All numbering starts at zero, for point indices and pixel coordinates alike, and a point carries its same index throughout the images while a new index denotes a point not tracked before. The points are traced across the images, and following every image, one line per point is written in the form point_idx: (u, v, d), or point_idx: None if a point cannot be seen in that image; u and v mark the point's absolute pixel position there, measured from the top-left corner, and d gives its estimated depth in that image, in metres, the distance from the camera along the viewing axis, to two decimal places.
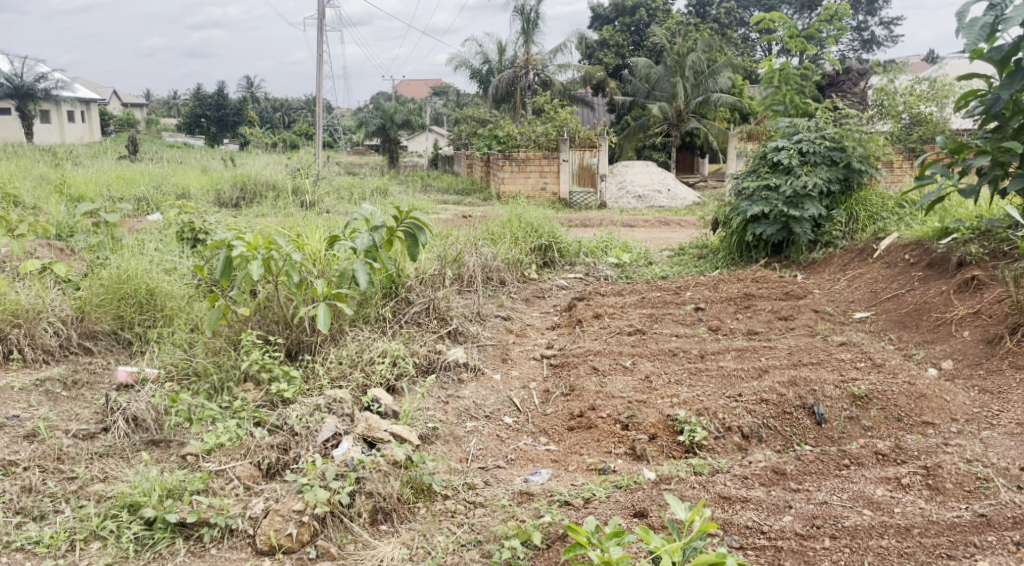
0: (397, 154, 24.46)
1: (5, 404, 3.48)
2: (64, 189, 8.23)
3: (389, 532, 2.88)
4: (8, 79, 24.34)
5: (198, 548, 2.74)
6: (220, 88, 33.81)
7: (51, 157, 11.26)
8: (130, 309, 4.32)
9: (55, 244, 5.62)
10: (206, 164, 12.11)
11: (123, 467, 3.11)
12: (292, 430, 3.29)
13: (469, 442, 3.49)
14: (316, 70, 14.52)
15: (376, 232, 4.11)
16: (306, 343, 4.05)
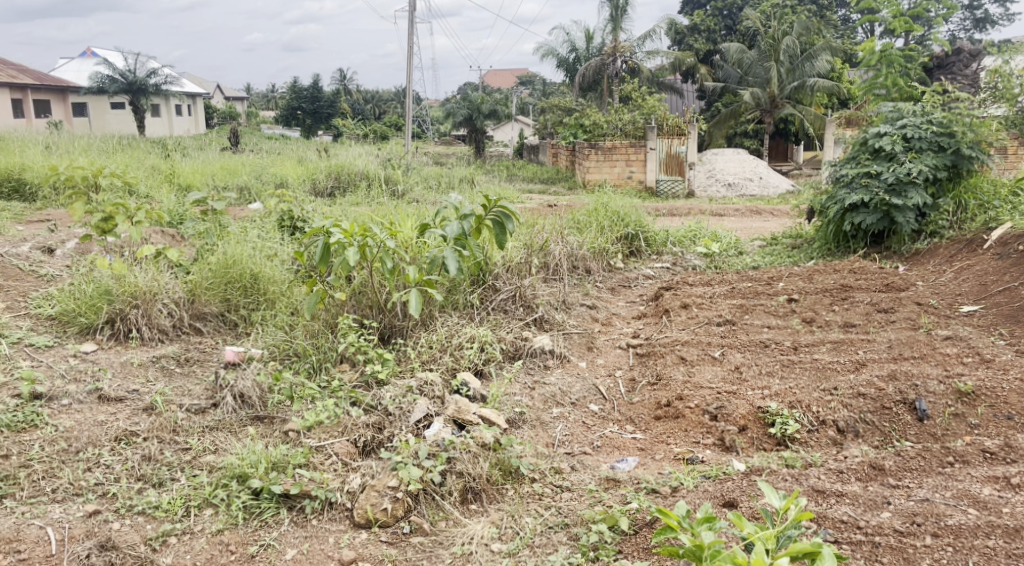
0: (484, 144, 24.64)
1: (126, 379, 3.74)
2: (174, 179, 8.69)
3: (479, 511, 2.96)
4: (122, 75, 25.68)
5: (301, 518, 2.89)
6: (315, 81, 34.88)
7: (160, 149, 11.89)
8: (236, 293, 4.58)
9: (168, 230, 5.98)
10: (302, 154, 12.54)
11: (231, 441, 3.30)
12: (386, 410, 3.43)
13: (556, 428, 3.53)
14: (406, 63, 14.82)
15: (466, 220, 4.19)
16: (398, 328, 4.18)
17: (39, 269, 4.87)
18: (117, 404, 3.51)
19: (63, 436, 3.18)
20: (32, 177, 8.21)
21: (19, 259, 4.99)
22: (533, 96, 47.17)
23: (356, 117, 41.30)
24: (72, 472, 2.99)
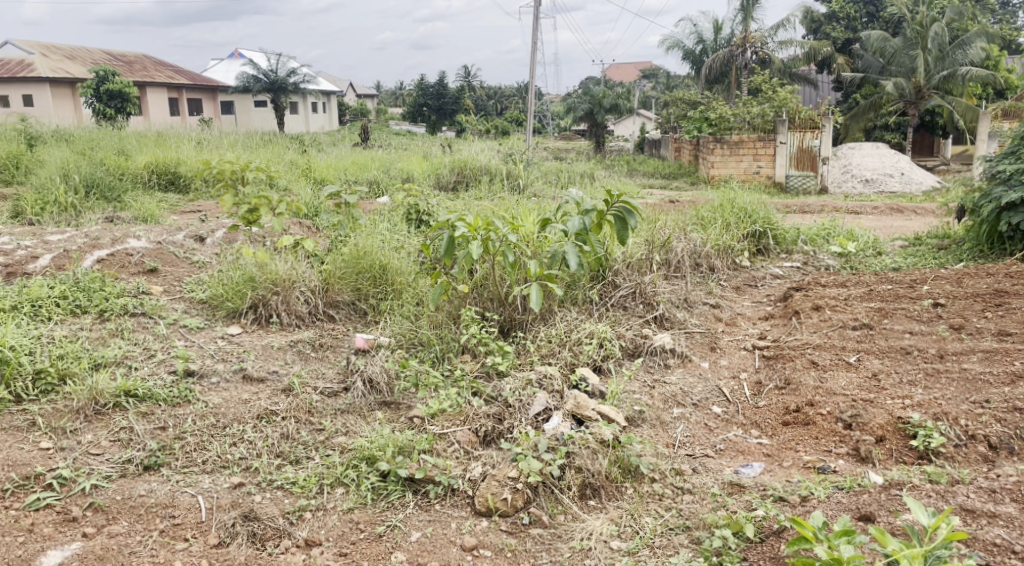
0: (604, 138, 24.50)
1: (267, 360, 3.97)
2: (310, 173, 9.14)
3: (597, 507, 2.95)
4: (264, 75, 27.21)
5: (424, 503, 2.98)
6: (441, 78, 35.72)
7: (298, 144, 12.53)
8: (366, 283, 4.77)
9: (305, 222, 6.31)
10: (427, 150, 12.89)
11: (361, 424, 3.45)
12: (506, 402, 3.48)
13: (676, 429, 3.47)
14: (530, 58, 14.91)
15: (587, 215, 4.17)
16: (518, 321, 4.22)
17: (192, 257, 5.25)
18: (258, 384, 3.74)
19: (212, 412, 3.41)
20: (186, 171, 8.87)
21: (174, 246, 5.39)
22: (656, 90, 46.34)
23: (478, 112, 41.98)
24: (220, 446, 3.20)
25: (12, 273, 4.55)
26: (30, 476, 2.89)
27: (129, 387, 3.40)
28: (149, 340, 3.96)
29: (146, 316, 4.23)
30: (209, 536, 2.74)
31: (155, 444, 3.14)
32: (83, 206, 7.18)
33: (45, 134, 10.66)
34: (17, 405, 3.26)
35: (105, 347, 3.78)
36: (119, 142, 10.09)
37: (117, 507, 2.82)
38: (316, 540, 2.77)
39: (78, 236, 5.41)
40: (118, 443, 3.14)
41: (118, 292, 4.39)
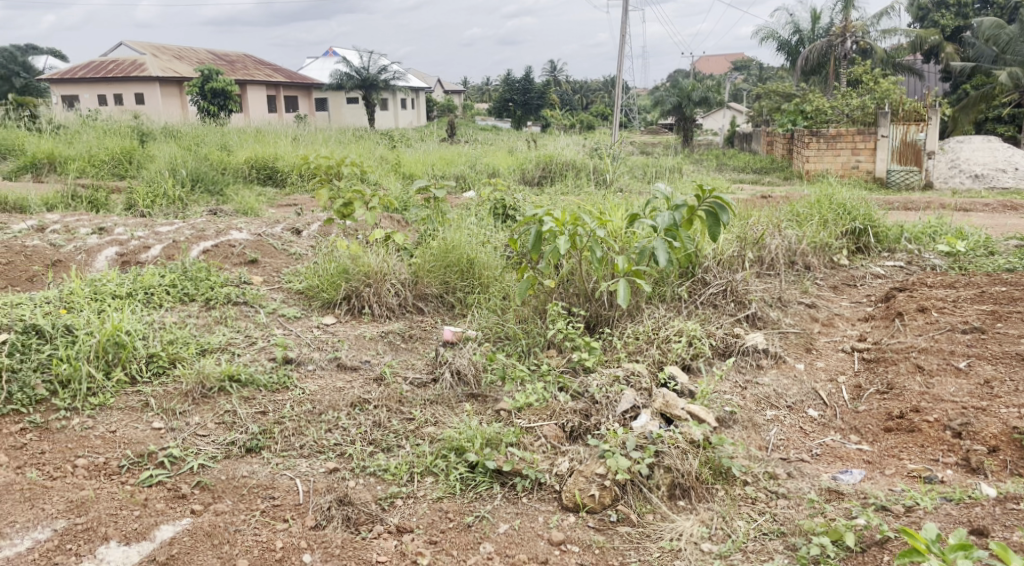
0: (693, 132, 24.04)
1: (359, 350, 4.08)
2: (400, 168, 9.34)
3: (687, 508, 2.90)
4: (357, 72, 27.91)
5: (512, 495, 3.00)
6: (529, 73, 35.82)
7: (387, 140, 12.78)
8: (454, 276, 4.83)
9: (395, 216, 6.44)
10: (512, 144, 12.95)
11: (449, 415, 3.51)
12: (593, 399, 3.46)
13: (770, 431, 3.38)
14: (619, 52, 14.78)
15: (677, 211, 4.12)
16: (604, 317, 4.18)
17: (289, 249, 5.44)
18: (352, 372, 3.85)
19: (308, 398, 3.53)
20: (283, 166, 9.21)
21: (273, 238, 5.60)
22: (747, 83, 45.08)
23: (564, 107, 41.89)
24: (316, 431, 3.31)
25: (127, 262, 4.83)
26: (143, 453, 3.05)
27: (233, 372, 3.55)
28: (250, 328, 4.13)
29: (248, 305, 4.42)
30: (306, 519, 2.83)
31: (257, 427, 3.27)
32: (189, 199, 7.55)
33: (155, 129, 11.25)
34: (132, 386, 3.43)
35: (211, 334, 3.96)
36: (222, 138, 10.55)
37: (222, 487, 2.95)
38: (408, 527, 2.82)
39: (185, 227, 5.69)
40: (223, 426, 3.28)
41: (222, 281, 4.60)
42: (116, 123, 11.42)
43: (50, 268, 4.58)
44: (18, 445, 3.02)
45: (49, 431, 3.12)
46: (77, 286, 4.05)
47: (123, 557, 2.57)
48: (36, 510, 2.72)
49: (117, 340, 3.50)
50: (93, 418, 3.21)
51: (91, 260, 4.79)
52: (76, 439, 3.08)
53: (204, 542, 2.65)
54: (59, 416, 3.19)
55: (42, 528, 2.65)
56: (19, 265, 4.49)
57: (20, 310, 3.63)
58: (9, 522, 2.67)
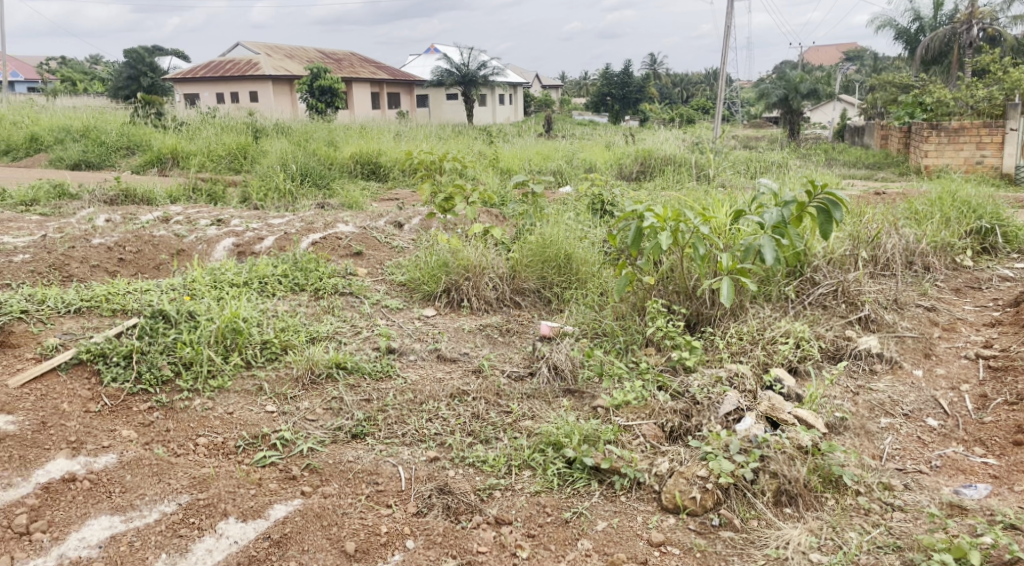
0: (800, 126, 23.18)
1: (459, 342, 4.14)
2: (498, 163, 9.44)
3: (794, 516, 2.81)
4: (457, 68, 28.32)
5: (610, 493, 2.98)
6: (628, 67, 35.42)
7: (486, 135, 12.92)
8: (552, 272, 4.83)
9: (494, 211, 6.50)
10: (610, 139, 12.85)
11: (547, 410, 3.51)
12: (694, 399, 3.38)
13: (884, 440, 3.22)
14: (724, 44, 14.41)
15: (786, 207, 3.93)
16: (706, 316, 4.08)
17: (392, 242, 5.57)
18: (451, 364, 3.90)
19: (410, 388, 3.61)
20: (387, 160, 9.45)
21: (377, 231, 5.75)
22: (860, 74, 43.12)
23: (664, 101, 41.23)
24: (417, 421, 3.38)
25: (243, 253, 5.07)
26: (257, 435, 3.19)
27: (340, 360, 3.68)
28: (355, 318, 4.26)
29: (353, 296, 4.56)
30: (408, 505, 2.90)
31: (362, 414, 3.37)
32: (298, 192, 7.85)
33: (267, 126, 11.76)
34: (247, 370, 3.59)
35: (319, 322, 4.11)
36: (330, 134, 10.92)
37: (330, 470, 3.05)
38: (506, 520, 2.84)
39: (296, 220, 5.92)
40: (330, 411, 3.40)
41: (330, 272, 4.76)
42: (232, 120, 12.00)
43: (175, 257, 4.86)
44: (146, 422, 3.19)
45: (173, 410, 3.28)
46: (198, 274, 4.27)
47: (240, 533, 2.70)
48: (163, 484, 2.86)
49: (235, 327, 3.69)
50: (213, 399, 3.37)
51: (210, 250, 5.05)
52: (198, 419, 3.24)
53: (314, 523, 2.75)
54: (183, 396, 3.35)
55: (169, 501, 2.79)
56: (147, 253, 4.77)
57: (149, 296, 3.86)
58: (139, 494, 2.81)
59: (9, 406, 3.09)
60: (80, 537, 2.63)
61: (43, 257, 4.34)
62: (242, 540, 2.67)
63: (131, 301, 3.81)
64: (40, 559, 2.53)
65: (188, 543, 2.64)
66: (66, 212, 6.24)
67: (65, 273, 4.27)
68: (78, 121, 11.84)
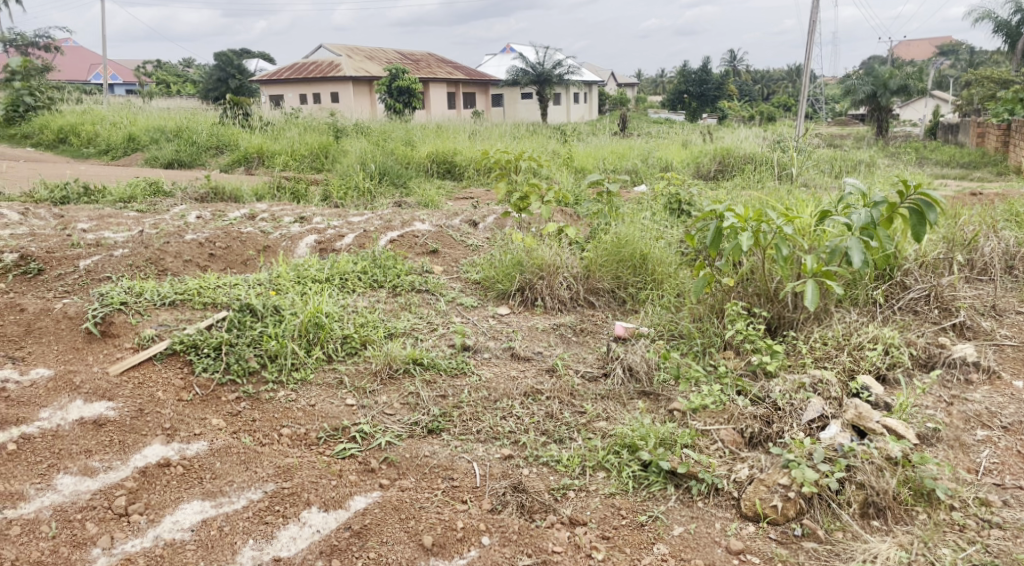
0: (887, 123, 22.27)
1: (533, 341, 4.15)
2: (572, 162, 9.41)
3: (882, 529, 2.72)
4: (533, 67, 28.36)
5: (687, 498, 2.94)
6: (707, 64, 34.75)
7: (560, 134, 12.90)
8: (627, 272, 4.80)
9: (568, 211, 6.49)
10: (687, 137, 12.63)
11: (621, 411, 3.48)
12: (775, 405, 3.29)
13: (980, 454, 3.07)
14: (809, 39, 13.98)
15: (875, 209, 3.78)
16: (788, 319, 3.98)
17: (467, 240, 5.62)
18: (525, 362, 3.91)
19: (485, 385, 3.63)
20: (462, 160, 9.54)
21: (453, 230, 5.82)
22: (953, 70, 41.18)
23: (744, 99, 40.29)
24: (492, 418, 3.40)
25: (324, 249, 5.21)
26: (338, 428, 3.27)
27: (417, 356, 3.73)
28: (431, 315, 4.32)
29: (430, 293, 4.62)
30: (483, 502, 2.92)
31: (437, 410, 3.41)
32: (377, 191, 8.02)
33: (347, 125, 12.04)
34: (329, 364, 3.69)
35: (397, 319, 4.18)
36: (407, 134, 11.10)
37: (407, 464, 3.10)
38: (581, 520, 2.84)
39: (374, 218, 6.05)
40: (407, 406, 3.45)
41: (407, 270, 4.84)
42: (314, 120, 12.34)
43: (261, 253, 5.03)
44: (234, 412, 3.31)
45: (259, 401, 3.40)
46: (283, 270, 4.41)
47: (322, 523, 2.77)
48: (250, 472, 2.97)
49: (317, 322, 3.79)
50: (296, 391, 3.47)
51: (294, 246, 5.21)
52: (282, 410, 3.35)
53: (393, 516, 2.81)
54: (268, 387, 3.47)
55: (255, 489, 2.89)
56: (236, 249, 4.95)
57: (237, 290, 4.00)
58: (227, 481, 2.92)
59: (109, 392, 3.22)
60: (174, 520, 2.74)
61: (140, 251, 4.54)
62: (325, 529, 2.75)
63: (221, 294, 3.96)
64: (138, 540, 2.65)
65: (274, 530, 2.73)
66: (161, 209, 6.54)
67: (161, 267, 4.47)
68: (171, 122, 12.39)
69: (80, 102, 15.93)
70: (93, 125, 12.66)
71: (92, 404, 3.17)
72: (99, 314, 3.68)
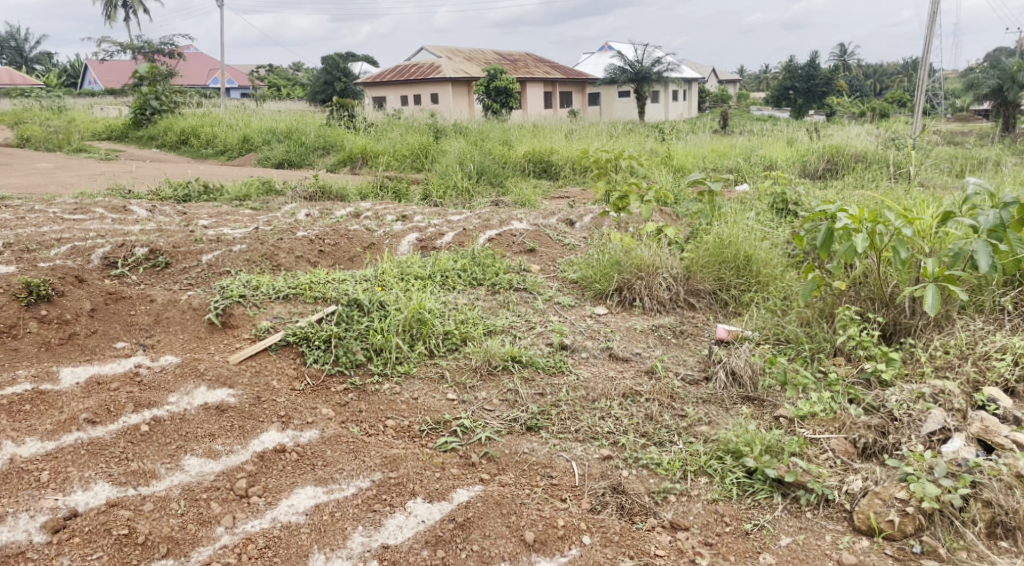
0: (1013, 119, 20.85)
1: (631, 341, 4.11)
2: (671, 161, 9.27)
3: (1010, 551, 2.57)
4: (631, 65, 28.05)
5: (794, 508, 2.85)
6: (814, 59, 33.45)
7: (658, 132, 12.71)
8: (730, 273, 4.70)
9: (668, 211, 6.39)
10: (792, 135, 12.20)
11: (724, 416, 3.41)
12: (891, 415, 3.14)
13: None
14: (927, 30, 13.24)
15: (1005, 210, 3.55)
16: (904, 325, 3.79)
17: (564, 239, 5.62)
18: (624, 363, 3.88)
19: (583, 384, 3.62)
20: (559, 159, 9.55)
21: (550, 229, 5.83)
22: None
23: (853, 94, 38.56)
24: (591, 418, 3.38)
25: (425, 247, 5.32)
26: (440, 421, 3.34)
27: (515, 353, 3.76)
28: (529, 313, 4.34)
29: (527, 291, 4.65)
30: (583, 501, 2.93)
31: (536, 407, 3.43)
32: (475, 190, 8.13)
33: (447, 125, 12.26)
34: (430, 358, 3.77)
35: (496, 316, 4.23)
36: (504, 133, 11.21)
37: (507, 460, 3.13)
38: (683, 525, 2.80)
39: (473, 217, 6.13)
40: (506, 403, 3.49)
41: (505, 268, 4.89)
42: (415, 121, 12.62)
43: (367, 250, 5.19)
44: (342, 403, 3.44)
45: (366, 393, 3.51)
46: (388, 266, 4.53)
47: (428, 513, 2.84)
48: (358, 461, 3.07)
49: (420, 317, 3.88)
50: (400, 384, 3.57)
51: (397, 244, 5.35)
52: (387, 402, 3.45)
53: (494, 510, 2.84)
54: (374, 380, 3.58)
55: (364, 477, 2.99)
56: (343, 246, 5.13)
57: (345, 286, 4.14)
58: (338, 468, 3.03)
59: (230, 380, 3.40)
60: (290, 503, 2.86)
61: (256, 247, 4.75)
62: (430, 520, 2.81)
63: (330, 289, 4.11)
64: (257, 520, 2.77)
65: (382, 518, 2.81)
66: (273, 207, 6.84)
67: (275, 262, 4.67)
68: (282, 123, 12.94)
69: (199, 105, 16.85)
70: (211, 127, 13.35)
71: (215, 390, 3.35)
72: (219, 306, 3.90)
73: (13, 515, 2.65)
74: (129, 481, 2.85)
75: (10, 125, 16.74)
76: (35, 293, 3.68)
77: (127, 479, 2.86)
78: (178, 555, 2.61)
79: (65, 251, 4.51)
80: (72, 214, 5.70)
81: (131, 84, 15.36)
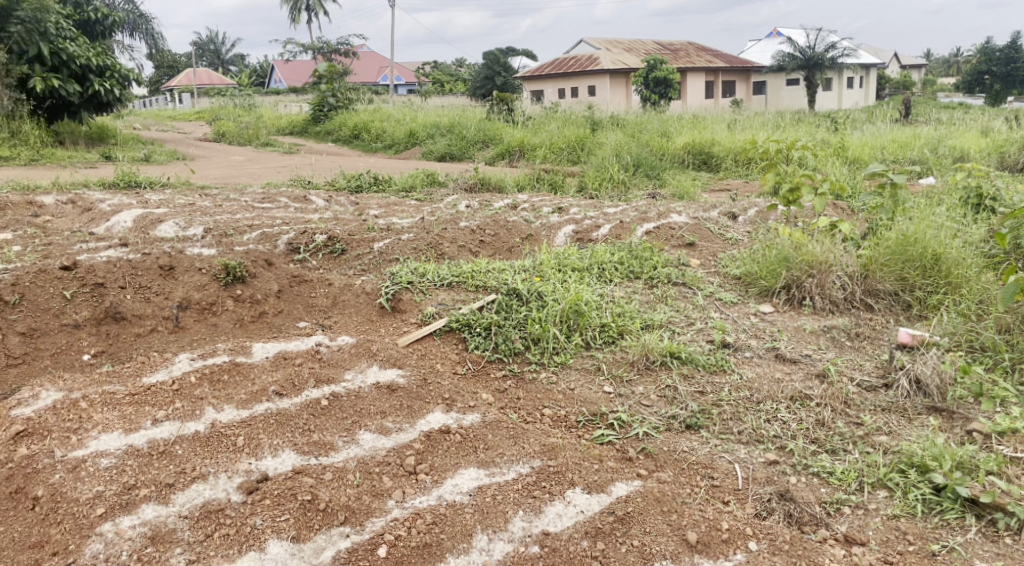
0: None
1: (800, 342, 3.90)
2: (844, 152, 8.72)
3: None
4: (802, 52, 26.65)
5: (990, 532, 2.61)
6: (1015, 40, 30.24)
7: (830, 121, 11.99)
8: (915, 272, 4.37)
9: (841, 205, 6.01)
10: (987, 124, 11.10)
11: (906, 427, 3.16)
12: None
13: None
14: None
15: None
16: None
17: (726, 233, 5.43)
18: (792, 364, 3.69)
19: (746, 385, 3.48)
20: (720, 151, 9.24)
21: (711, 222, 5.64)
22: None
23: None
24: (755, 420, 3.24)
25: (582, 239, 5.31)
26: (597, 413, 3.32)
27: (675, 349, 3.66)
28: (689, 308, 4.22)
29: (687, 286, 4.53)
30: (748, 505, 2.81)
31: (696, 406, 3.33)
32: (632, 182, 8.02)
33: (605, 117, 12.18)
34: (587, 350, 3.76)
35: (654, 310, 4.15)
36: (663, 124, 10.98)
37: (666, 458, 3.06)
38: (859, 540, 2.63)
39: (630, 209, 6.04)
40: (664, 399, 3.40)
41: (664, 262, 4.78)
42: (573, 113, 12.63)
43: (525, 241, 5.26)
44: (501, 389, 3.50)
45: (524, 380, 3.55)
46: (546, 257, 4.56)
47: (587, 504, 2.84)
48: (518, 447, 3.12)
49: (577, 309, 3.87)
50: (556, 374, 3.58)
51: (553, 236, 5.38)
52: (544, 391, 3.48)
53: (655, 507, 2.79)
54: (532, 368, 3.62)
55: (524, 463, 3.04)
56: (503, 237, 5.23)
57: (505, 275, 4.22)
58: (499, 452, 3.09)
59: (399, 361, 3.57)
60: (454, 483, 2.95)
61: (422, 236, 4.94)
62: (589, 511, 2.81)
63: (491, 278, 4.20)
64: (425, 497, 2.89)
65: (542, 505, 2.84)
66: (435, 198, 7.09)
67: (438, 251, 4.84)
68: (445, 118, 13.38)
69: (370, 101, 17.76)
70: (380, 122, 14.03)
71: (385, 370, 3.52)
72: (390, 291, 4.09)
73: (215, 474, 2.90)
74: (312, 451, 3.06)
75: (208, 122, 18.43)
76: (232, 274, 4.02)
77: (310, 449, 3.07)
78: (354, 523, 2.76)
79: (256, 236, 4.89)
80: (260, 202, 6.18)
81: (311, 81, 16.42)
